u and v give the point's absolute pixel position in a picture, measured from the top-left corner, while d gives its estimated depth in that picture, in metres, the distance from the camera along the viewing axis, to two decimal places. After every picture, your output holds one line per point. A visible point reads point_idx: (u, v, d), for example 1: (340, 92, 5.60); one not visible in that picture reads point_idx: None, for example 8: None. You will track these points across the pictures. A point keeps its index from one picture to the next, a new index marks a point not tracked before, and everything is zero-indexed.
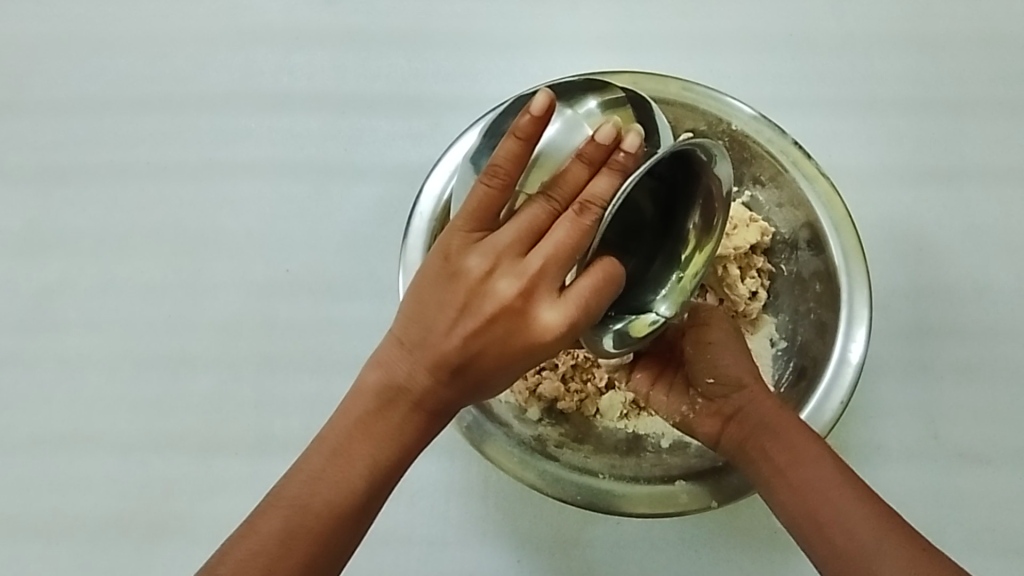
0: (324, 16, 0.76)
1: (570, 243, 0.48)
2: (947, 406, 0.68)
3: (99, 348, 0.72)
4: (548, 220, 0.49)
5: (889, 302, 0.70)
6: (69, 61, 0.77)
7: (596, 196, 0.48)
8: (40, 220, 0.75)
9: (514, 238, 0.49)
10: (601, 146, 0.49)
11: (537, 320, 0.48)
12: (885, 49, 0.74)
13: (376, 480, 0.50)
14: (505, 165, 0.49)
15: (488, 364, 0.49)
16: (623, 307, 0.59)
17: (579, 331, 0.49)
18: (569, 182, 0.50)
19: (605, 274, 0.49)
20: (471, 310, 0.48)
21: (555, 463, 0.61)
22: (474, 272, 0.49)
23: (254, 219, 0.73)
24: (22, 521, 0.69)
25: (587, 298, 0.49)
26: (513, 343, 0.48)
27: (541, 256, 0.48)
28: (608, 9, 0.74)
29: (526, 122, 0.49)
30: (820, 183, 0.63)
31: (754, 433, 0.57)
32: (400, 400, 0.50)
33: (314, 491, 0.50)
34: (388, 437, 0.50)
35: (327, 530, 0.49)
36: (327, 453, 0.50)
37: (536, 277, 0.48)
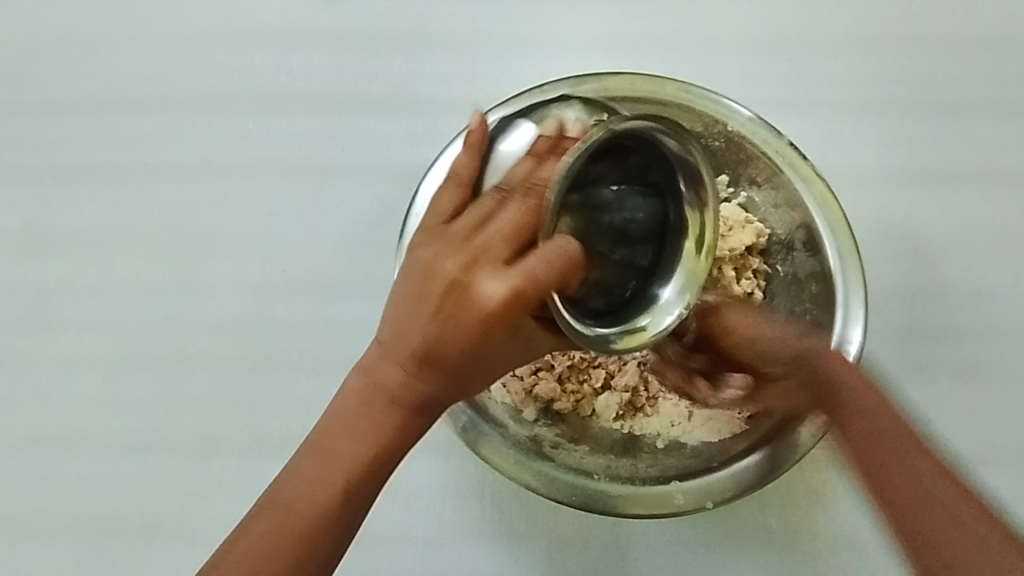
0: (322, 16, 0.75)
1: (515, 222, 0.49)
2: (939, 407, 0.68)
3: (96, 348, 0.72)
4: (495, 206, 0.50)
5: (886, 302, 0.70)
6: (65, 61, 0.77)
7: (542, 178, 0.50)
8: (39, 220, 0.75)
9: (464, 225, 0.50)
10: (547, 141, 0.52)
11: (482, 294, 0.48)
12: (884, 51, 0.74)
13: (356, 475, 0.52)
14: (465, 174, 0.54)
15: (450, 347, 0.49)
16: (622, 311, 0.56)
17: (530, 304, 0.48)
18: (516, 173, 0.51)
19: (554, 246, 0.48)
20: (426, 295, 0.50)
21: (551, 464, 0.61)
22: (426, 261, 0.50)
23: (251, 220, 0.73)
24: (20, 520, 0.70)
25: (535, 268, 0.47)
26: (465, 321, 0.49)
27: (486, 236, 0.49)
28: (606, 10, 0.74)
29: (476, 134, 0.55)
30: (817, 184, 0.63)
31: (821, 400, 0.60)
32: (374, 393, 0.52)
33: (299, 491, 0.51)
34: (363, 430, 0.52)
35: (314, 527, 0.51)
36: (312, 451, 0.52)
37: (479, 254, 0.49)
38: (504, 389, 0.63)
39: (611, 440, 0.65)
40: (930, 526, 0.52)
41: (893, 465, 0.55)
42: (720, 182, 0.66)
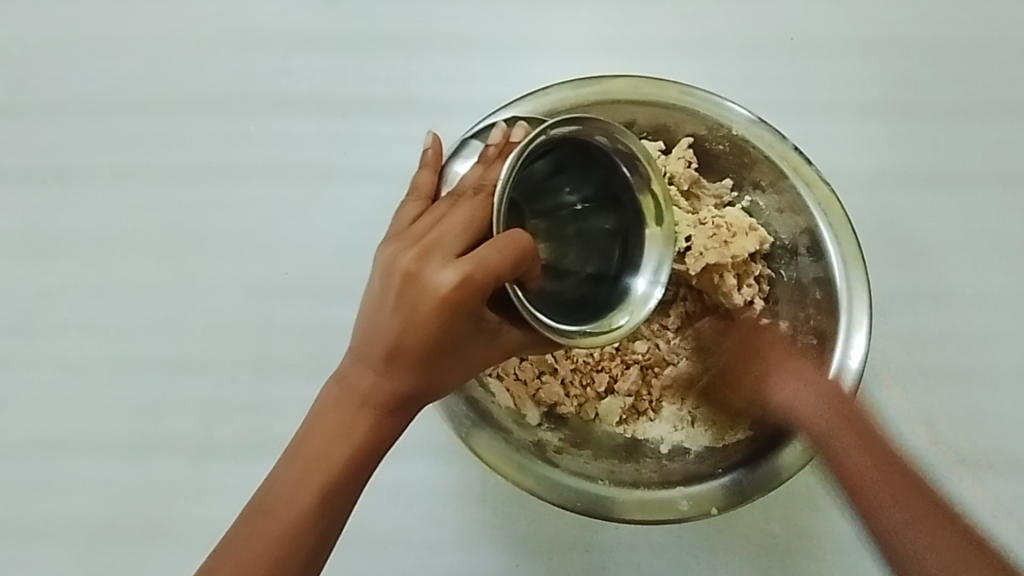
0: (322, 17, 0.75)
1: (466, 218, 0.50)
2: (943, 411, 0.68)
3: (96, 351, 0.72)
4: (447, 206, 0.51)
5: (889, 306, 0.69)
6: (64, 62, 0.77)
7: (487, 178, 0.51)
8: (39, 222, 0.75)
9: (418, 225, 0.51)
10: (494, 147, 0.53)
11: (435, 284, 0.48)
12: (886, 54, 0.73)
13: (330, 477, 0.52)
14: (424, 187, 0.55)
15: (411, 342, 0.50)
16: (598, 308, 0.58)
17: (485, 291, 0.48)
18: (467, 178, 0.53)
19: (504, 235, 0.48)
20: (385, 294, 0.50)
21: (554, 468, 0.61)
22: (383, 261, 0.51)
23: (251, 222, 0.73)
24: (19, 523, 0.69)
25: (483, 253, 0.48)
26: (421, 312, 0.49)
27: (437, 231, 0.50)
28: (607, 12, 0.74)
29: (431, 155, 0.57)
30: (820, 188, 0.62)
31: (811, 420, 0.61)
32: (345, 397, 0.52)
33: (276, 498, 0.52)
34: (334, 432, 0.52)
35: (290, 531, 0.51)
36: (288, 458, 0.53)
37: (431, 246, 0.49)
38: (507, 392, 0.63)
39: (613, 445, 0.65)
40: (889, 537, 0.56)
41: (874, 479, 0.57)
42: (724, 185, 0.67)
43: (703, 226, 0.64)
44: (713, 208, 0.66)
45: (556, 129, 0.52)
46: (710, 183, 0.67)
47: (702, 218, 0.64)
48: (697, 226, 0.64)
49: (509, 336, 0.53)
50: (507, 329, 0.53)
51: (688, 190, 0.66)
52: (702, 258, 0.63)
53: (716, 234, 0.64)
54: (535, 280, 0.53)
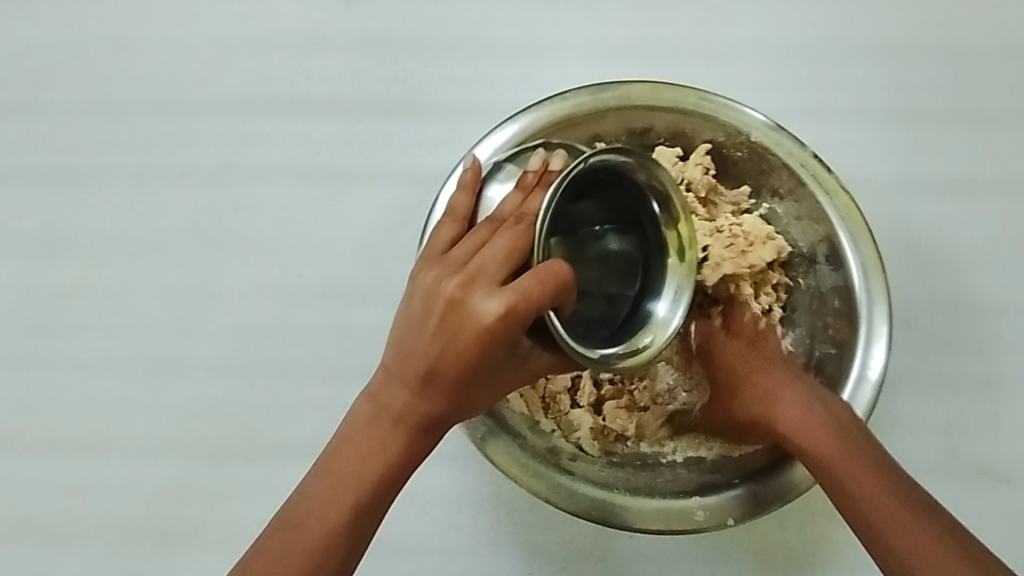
0: (340, 19, 0.75)
1: (509, 247, 0.49)
2: (965, 422, 0.68)
3: (114, 351, 0.72)
4: (487, 231, 0.51)
5: (909, 315, 0.69)
6: (85, 62, 0.77)
7: (530, 208, 0.51)
8: (57, 221, 0.75)
9: (459, 250, 0.51)
10: (533, 174, 0.53)
11: (478, 312, 0.48)
12: (907, 61, 0.73)
13: (361, 495, 0.52)
14: (461, 208, 0.55)
15: (449, 368, 0.49)
16: (619, 333, 0.56)
17: (526, 322, 0.48)
18: (506, 205, 0.53)
19: (546, 265, 0.48)
20: (425, 317, 0.50)
21: (569, 476, 0.60)
22: (425, 286, 0.50)
23: (269, 224, 0.73)
24: (36, 523, 0.70)
25: (529, 285, 0.47)
26: (462, 340, 0.48)
27: (480, 258, 0.49)
28: (626, 16, 0.73)
29: (470, 176, 0.56)
30: (841, 197, 0.62)
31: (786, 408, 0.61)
32: (379, 415, 0.52)
33: (307, 510, 0.52)
34: (367, 449, 0.52)
35: (322, 545, 0.51)
36: (319, 472, 0.53)
37: (474, 273, 0.49)
38: (522, 398, 0.62)
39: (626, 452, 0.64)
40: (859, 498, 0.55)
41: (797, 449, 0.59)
42: (741, 192, 0.65)
43: (720, 234, 0.62)
44: (730, 215, 0.65)
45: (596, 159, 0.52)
46: (727, 190, 0.66)
47: (719, 227, 0.63)
48: (714, 234, 0.63)
49: (537, 361, 0.54)
50: (536, 353, 0.53)
51: (705, 196, 0.65)
52: (718, 269, 0.62)
53: (734, 244, 0.62)
54: (569, 307, 0.53)
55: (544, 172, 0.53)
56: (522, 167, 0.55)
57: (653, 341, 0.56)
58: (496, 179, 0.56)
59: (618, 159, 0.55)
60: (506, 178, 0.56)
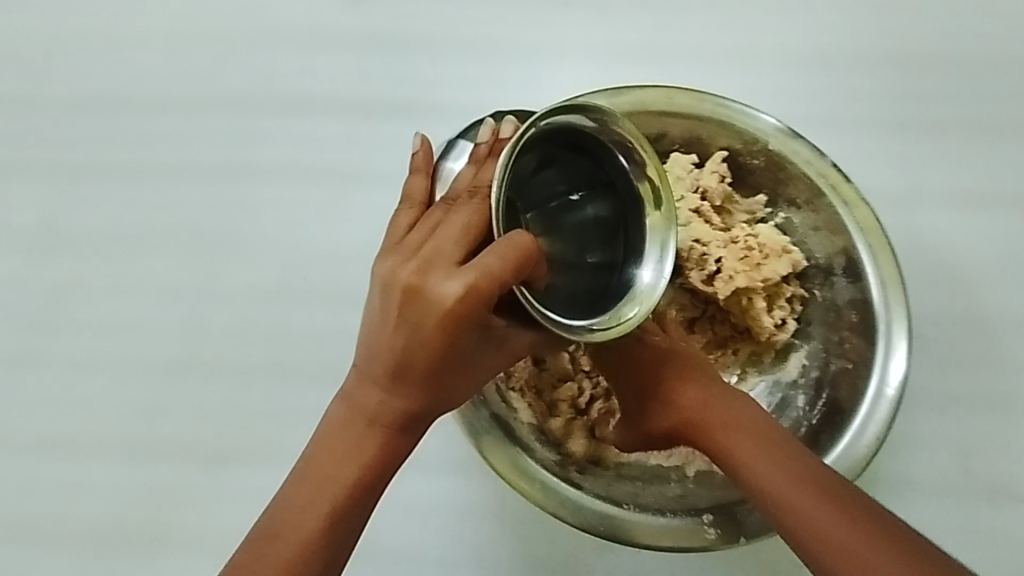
0: (348, 17, 0.74)
1: (466, 225, 0.48)
2: (979, 441, 0.66)
3: (111, 351, 0.70)
4: (442, 212, 0.49)
5: (924, 330, 0.68)
6: (87, 56, 0.76)
7: (483, 179, 0.49)
8: (55, 217, 0.73)
9: (414, 235, 0.49)
10: (484, 145, 0.51)
11: (439, 296, 0.46)
12: (925, 70, 0.71)
13: (339, 500, 0.50)
14: (416, 193, 0.52)
15: (418, 358, 0.48)
16: (603, 301, 0.54)
17: (490, 301, 0.46)
18: (460, 180, 0.50)
19: (508, 240, 0.45)
20: (386, 311, 0.48)
21: (576, 489, 0.58)
22: (383, 275, 0.49)
23: (271, 224, 0.71)
24: (28, 525, 0.68)
25: (487, 262, 0.45)
26: (426, 326, 0.47)
27: (435, 242, 0.48)
28: (639, 20, 0.72)
29: (420, 158, 0.54)
30: (860, 209, 0.60)
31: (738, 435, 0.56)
32: (354, 417, 0.51)
33: (284, 519, 0.50)
34: (344, 452, 0.51)
35: (298, 555, 0.49)
36: (296, 479, 0.52)
37: (431, 258, 0.47)
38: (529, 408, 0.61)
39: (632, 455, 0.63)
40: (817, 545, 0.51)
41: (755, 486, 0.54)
42: (757, 201, 0.65)
43: (735, 245, 0.62)
44: (745, 224, 0.64)
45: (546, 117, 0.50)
46: (742, 199, 0.65)
47: (734, 237, 0.62)
48: (729, 245, 0.62)
49: (518, 340, 0.51)
50: (518, 333, 0.51)
51: (720, 205, 0.64)
52: (732, 282, 0.61)
53: (748, 257, 0.62)
54: (541, 279, 0.50)
55: (495, 140, 0.50)
56: (473, 140, 0.53)
57: (637, 306, 0.53)
58: (448, 156, 0.53)
59: (573, 117, 0.52)
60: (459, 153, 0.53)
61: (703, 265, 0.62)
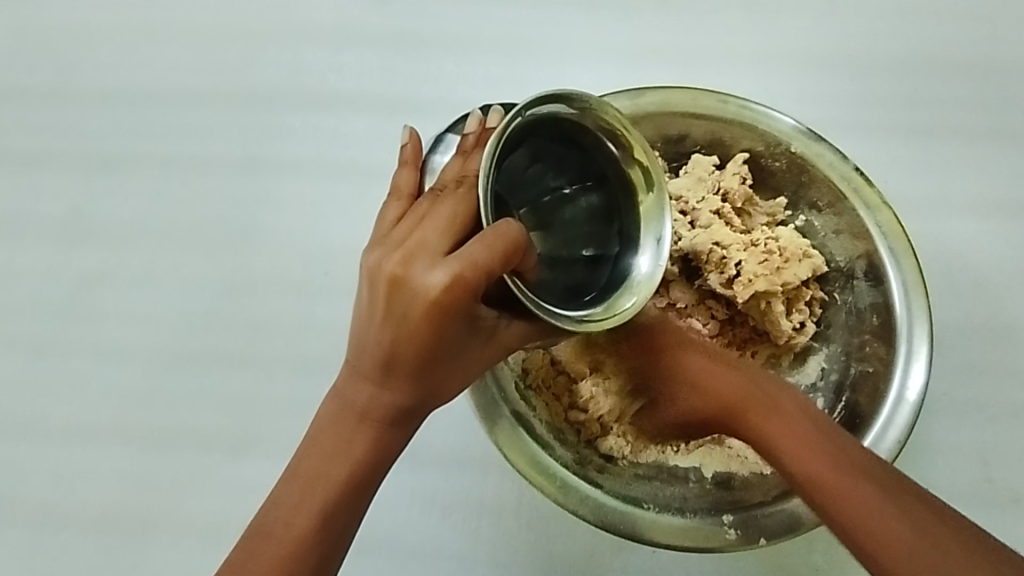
0: (375, 16, 0.75)
1: (452, 215, 0.47)
2: (999, 450, 0.66)
3: (135, 341, 0.71)
4: (428, 204, 0.48)
5: (944, 337, 0.67)
6: (118, 50, 0.77)
7: (470, 169, 0.48)
8: (83, 208, 0.75)
9: (400, 227, 0.47)
10: (473, 136, 0.50)
11: (425, 286, 0.45)
12: (950, 76, 0.71)
13: (330, 495, 0.50)
14: (405, 185, 0.50)
15: (406, 351, 0.47)
16: (599, 292, 0.54)
17: (477, 289, 0.45)
18: (446, 172, 0.49)
19: (494, 228, 0.45)
20: (373, 304, 0.47)
21: (597, 488, 0.58)
22: (369, 266, 0.47)
23: (295, 219, 0.72)
24: (51, 511, 0.69)
25: (472, 250, 0.45)
26: (412, 318, 0.46)
27: (421, 233, 0.47)
28: (663, 22, 0.72)
29: (409, 149, 0.52)
30: (884, 212, 0.60)
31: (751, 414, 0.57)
32: (344, 413, 0.50)
33: (275, 517, 0.50)
34: (334, 448, 0.50)
35: (290, 552, 0.49)
36: (288, 477, 0.51)
37: (416, 249, 0.46)
38: (545, 408, 0.62)
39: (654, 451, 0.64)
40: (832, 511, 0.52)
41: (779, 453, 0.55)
42: (778, 205, 0.65)
43: (755, 249, 0.62)
44: (765, 227, 0.64)
45: (530, 109, 0.50)
46: (763, 202, 0.65)
47: (755, 241, 0.62)
48: (749, 248, 0.62)
49: (509, 331, 0.50)
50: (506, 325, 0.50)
51: (741, 207, 0.64)
52: (751, 285, 0.61)
53: (770, 261, 0.62)
54: (532, 268, 0.50)
55: (482, 130, 0.49)
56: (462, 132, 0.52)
57: (633, 296, 0.54)
58: (436, 149, 0.52)
59: (553, 108, 0.52)
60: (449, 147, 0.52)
61: (723, 268, 0.62)
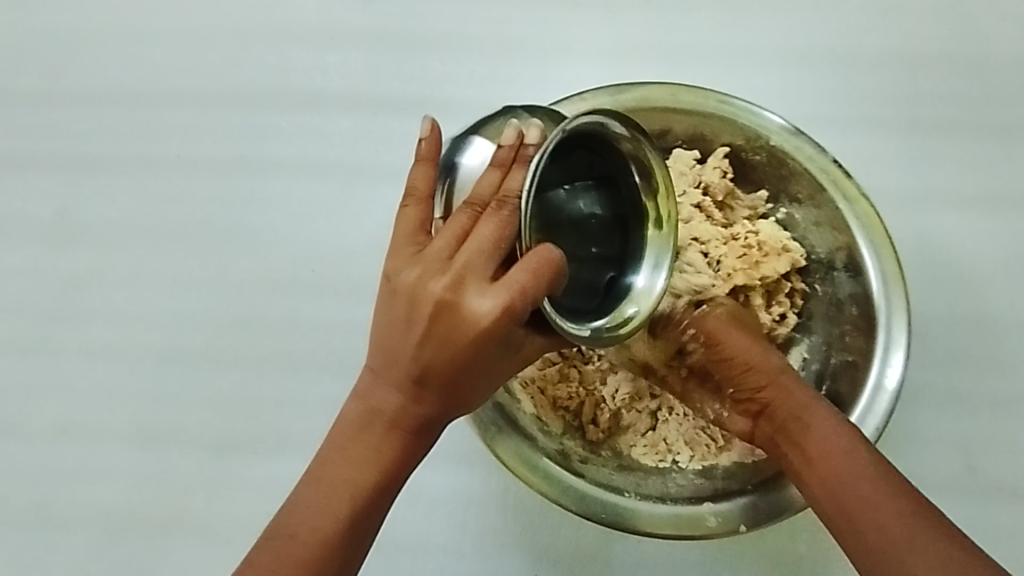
0: (360, 16, 0.75)
1: (495, 237, 0.46)
2: (982, 439, 0.66)
3: (123, 340, 0.72)
4: (467, 219, 0.47)
5: (925, 328, 0.68)
6: (105, 52, 0.77)
7: (512, 189, 0.47)
8: (71, 210, 0.75)
9: (440, 242, 0.47)
10: (508, 148, 0.48)
11: (475, 313, 0.45)
12: (930, 70, 0.72)
13: (356, 503, 0.49)
14: (421, 186, 0.49)
15: (445, 368, 0.47)
16: (597, 306, 0.54)
17: (523, 317, 0.45)
18: (484, 183, 0.47)
19: (541, 256, 0.45)
20: (413, 319, 0.46)
21: (579, 478, 0.59)
22: (409, 282, 0.46)
23: (282, 218, 0.73)
24: (40, 510, 0.69)
25: (522, 280, 0.45)
26: (456, 340, 0.46)
27: (466, 253, 0.46)
28: (645, 19, 0.73)
29: (425, 147, 0.50)
30: (862, 205, 0.61)
31: (788, 429, 0.56)
32: (371, 420, 0.49)
33: (300, 519, 0.49)
34: (360, 456, 0.49)
35: (315, 556, 0.48)
36: (309, 481, 0.50)
37: (462, 272, 0.46)
38: (530, 399, 0.62)
39: (651, 457, 0.63)
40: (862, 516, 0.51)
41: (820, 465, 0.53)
42: (759, 198, 0.66)
43: (734, 243, 0.63)
44: (746, 220, 0.65)
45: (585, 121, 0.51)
46: (744, 195, 0.66)
47: (734, 234, 0.63)
48: (729, 242, 0.63)
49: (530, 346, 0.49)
50: (530, 339, 0.49)
51: (722, 201, 0.65)
52: (730, 279, 0.62)
53: (748, 255, 0.63)
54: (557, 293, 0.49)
55: (520, 146, 0.48)
56: (495, 139, 0.50)
57: (635, 310, 0.54)
58: (462, 149, 0.50)
59: (598, 126, 0.53)
60: (477, 154, 0.49)
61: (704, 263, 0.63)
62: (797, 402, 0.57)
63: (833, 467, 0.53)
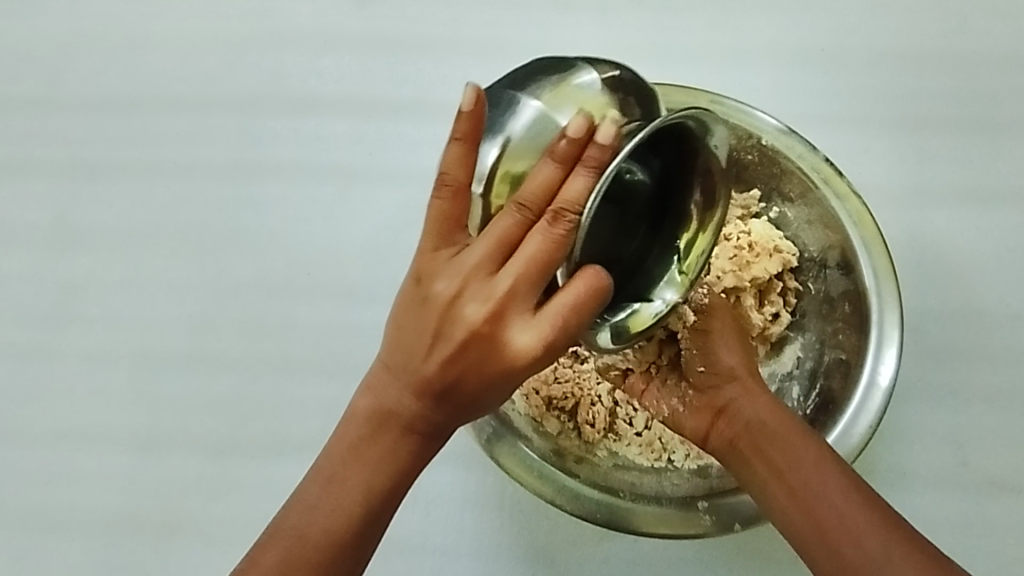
0: (354, 19, 0.76)
1: (542, 258, 0.45)
2: (978, 434, 0.66)
3: (121, 344, 0.72)
4: (516, 231, 0.46)
5: (919, 324, 0.68)
6: (100, 59, 0.78)
7: (571, 199, 0.45)
8: (68, 215, 0.76)
9: (483, 257, 0.46)
10: (569, 143, 0.46)
11: (512, 347, 0.46)
12: (921, 68, 0.72)
13: (368, 506, 0.49)
14: (456, 170, 0.47)
15: (470, 388, 0.47)
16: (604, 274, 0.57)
17: (559, 350, 0.47)
18: (539, 183, 0.46)
19: (586, 288, 0.46)
20: (445, 335, 0.46)
21: (574, 478, 0.60)
22: (445, 297, 0.46)
23: (278, 221, 0.73)
24: (39, 515, 0.70)
25: (565, 315, 0.46)
26: (490, 369, 0.46)
27: (512, 279, 0.45)
28: (638, 20, 0.74)
29: (464, 125, 0.46)
30: (853, 202, 0.61)
31: (753, 430, 0.57)
32: (387, 422, 0.48)
33: (312, 519, 0.49)
34: (375, 458, 0.49)
35: (325, 558, 0.48)
36: (321, 479, 0.50)
37: (505, 301, 0.46)
38: (525, 400, 0.63)
39: (648, 457, 0.63)
40: (833, 523, 0.51)
41: (790, 474, 0.54)
42: (752, 196, 0.65)
43: (727, 243, 0.63)
44: (738, 220, 0.65)
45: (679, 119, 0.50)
46: (738, 194, 0.65)
47: (728, 235, 0.63)
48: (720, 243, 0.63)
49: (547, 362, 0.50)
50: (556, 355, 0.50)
51: None
52: (719, 281, 0.63)
53: (737, 257, 0.63)
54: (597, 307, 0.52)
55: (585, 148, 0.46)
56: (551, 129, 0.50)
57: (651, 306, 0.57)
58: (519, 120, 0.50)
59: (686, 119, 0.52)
60: (535, 125, 0.50)
61: None
62: (761, 403, 0.58)
63: (804, 473, 0.53)
